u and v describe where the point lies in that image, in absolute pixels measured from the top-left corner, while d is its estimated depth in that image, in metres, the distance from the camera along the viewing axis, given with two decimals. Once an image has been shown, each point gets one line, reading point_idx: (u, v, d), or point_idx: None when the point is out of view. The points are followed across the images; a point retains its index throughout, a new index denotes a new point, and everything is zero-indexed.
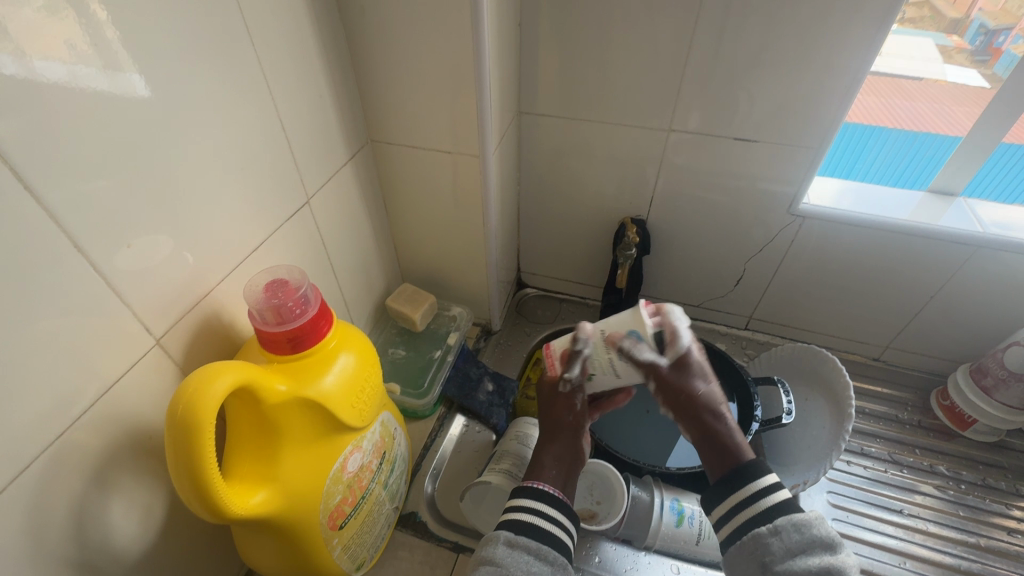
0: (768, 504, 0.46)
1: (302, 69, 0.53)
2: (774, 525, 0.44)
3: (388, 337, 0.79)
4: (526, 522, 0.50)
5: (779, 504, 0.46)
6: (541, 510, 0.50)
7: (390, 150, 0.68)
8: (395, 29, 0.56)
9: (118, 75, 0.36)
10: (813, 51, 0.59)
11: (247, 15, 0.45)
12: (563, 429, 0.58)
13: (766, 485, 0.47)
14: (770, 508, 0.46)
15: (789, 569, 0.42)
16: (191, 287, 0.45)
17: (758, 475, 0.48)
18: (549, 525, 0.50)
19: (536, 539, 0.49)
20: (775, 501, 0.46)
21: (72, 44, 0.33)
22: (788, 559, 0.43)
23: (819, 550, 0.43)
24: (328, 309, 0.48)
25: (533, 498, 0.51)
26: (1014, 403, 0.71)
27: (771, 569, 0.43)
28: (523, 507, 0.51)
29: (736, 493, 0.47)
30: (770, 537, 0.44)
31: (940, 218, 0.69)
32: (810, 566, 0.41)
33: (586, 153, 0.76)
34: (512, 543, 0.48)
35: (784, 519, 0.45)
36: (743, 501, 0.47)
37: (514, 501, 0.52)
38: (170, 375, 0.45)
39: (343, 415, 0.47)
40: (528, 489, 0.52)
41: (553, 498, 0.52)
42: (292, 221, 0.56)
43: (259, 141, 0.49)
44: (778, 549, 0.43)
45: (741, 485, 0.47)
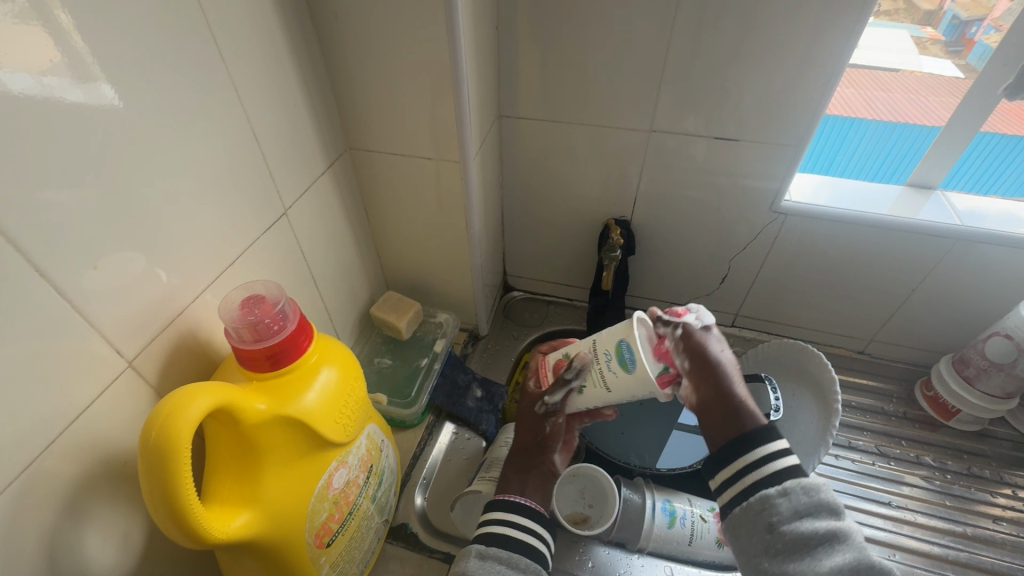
0: (777, 467, 0.44)
1: (274, 78, 0.52)
2: (783, 486, 0.43)
3: (374, 346, 0.78)
4: (499, 534, 0.51)
5: (788, 467, 0.44)
6: (512, 521, 0.51)
7: (369, 158, 0.67)
8: (370, 35, 0.55)
9: (87, 86, 0.35)
10: (790, 49, 0.59)
11: (214, 23, 0.44)
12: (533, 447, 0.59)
13: (776, 448, 0.45)
14: (779, 470, 0.44)
15: (795, 531, 0.41)
16: (165, 306, 0.44)
17: (769, 440, 0.46)
18: (521, 534, 0.51)
19: (508, 549, 0.49)
20: (783, 465, 0.45)
21: (41, 55, 0.32)
22: (794, 521, 0.42)
23: (825, 514, 0.42)
24: (309, 324, 0.47)
25: (504, 509, 0.52)
26: (996, 392, 0.72)
27: (778, 530, 0.42)
28: (495, 520, 0.52)
29: (745, 455, 0.46)
30: (778, 498, 0.43)
31: (918, 212, 0.70)
32: (815, 529, 0.41)
33: (568, 154, 0.76)
34: (484, 555, 0.48)
35: (793, 481, 0.44)
36: (752, 462, 0.45)
37: (487, 514, 0.53)
38: (145, 398, 0.43)
39: (326, 431, 0.46)
40: (499, 501, 0.53)
41: (523, 508, 0.53)
42: (270, 233, 0.55)
43: (231, 152, 0.48)
44: (786, 509, 0.43)
45: (749, 448, 0.46)
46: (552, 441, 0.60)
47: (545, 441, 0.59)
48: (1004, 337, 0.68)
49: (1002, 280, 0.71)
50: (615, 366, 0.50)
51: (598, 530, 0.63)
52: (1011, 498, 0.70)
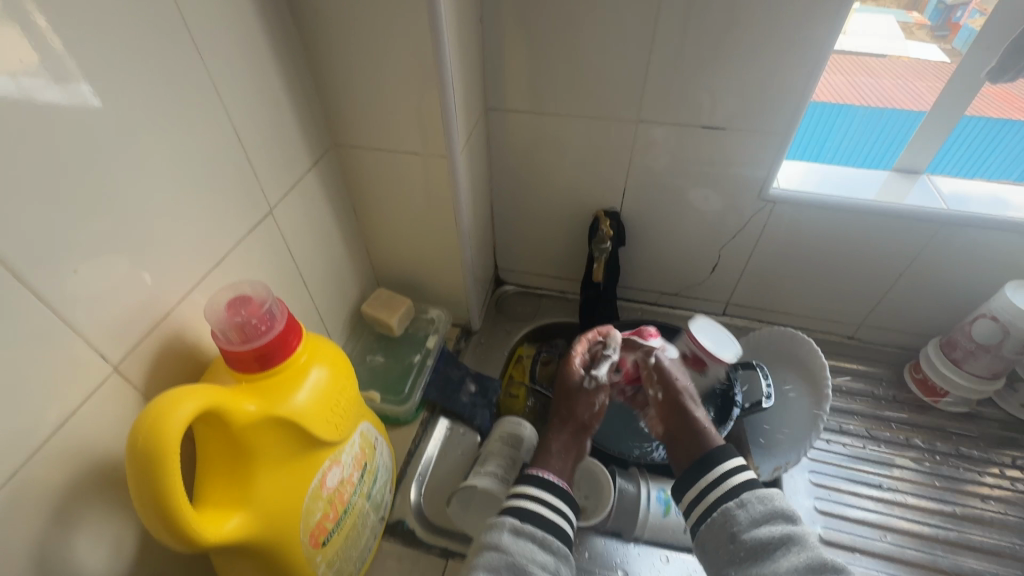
0: (733, 484, 0.53)
1: (255, 75, 0.51)
2: (741, 499, 0.52)
3: (366, 344, 0.78)
4: (533, 512, 0.54)
5: (742, 483, 0.53)
6: (545, 500, 0.55)
7: (355, 154, 0.66)
8: (352, 30, 0.54)
9: (68, 87, 0.35)
10: (776, 36, 0.59)
11: (190, 19, 0.43)
12: (575, 425, 0.64)
13: (730, 467, 0.54)
14: (734, 487, 0.53)
15: (754, 537, 0.49)
16: (149, 308, 0.43)
17: (724, 458, 0.55)
18: (550, 514, 0.55)
19: (542, 529, 0.53)
20: (739, 481, 0.53)
21: (12, 54, 0.31)
22: (753, 528, 0.50)
23: (778, 520, 0.50)
24: (297, 323, 0.46)
25: (538, 486, 0.56)
26: (984, 373, 0.73)
27: (739, 537, 0.50)
28: (530, 496, 0.56)
29: (705, 475, 0.54)
30: (737, 509, 0.51)
31: (905, 197, 0.70)
32: (770, 533, 0.49)
33: (557, 146, 0.75)
34: (518, 531, 0.53)
35: (750, 493, 0.52)
36: (712, 482, 0.54)
37: (520, 487, 0.57)
38: (132, 403, 0.43)
39: (318, 430, 0.45)
40: (535, 478, 0.57)
41: (558, 487, 0.57)
42: (256, 232, 0.54)
43: (213, 150, 0.47)
44: (745, 519, 0.51)
45: (708, 468, 0.55)
46: (590, 424, 0.64)
47: (586, 422, 0.64)
48: (991, 319, 0.69)
49: (988, 262, 0.71)
50: None
51: (593, 521, 0.64)
52: (999, 477, 0.71)
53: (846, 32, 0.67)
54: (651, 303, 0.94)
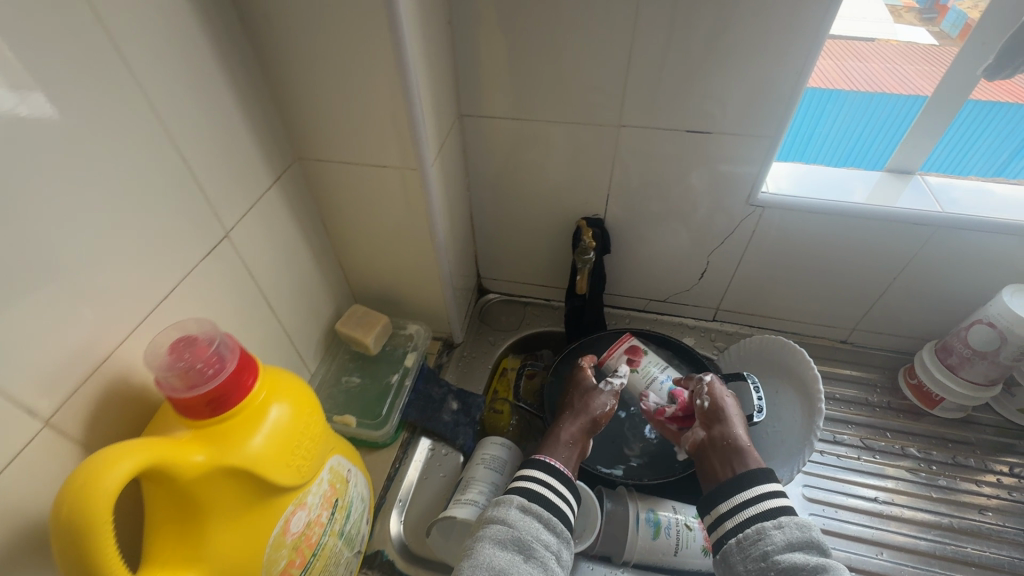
0: (772, 506, 0.52)
1: (203, 90, 0.47)
2: (778, 521, 0.50)
3: (342, 364, 0.75)
4: (539, 493, 0.54)
5: (781, 508, 0.52)
6: (550, 481, 0.55)
7: (321, 167, 0.62)
8: (309, 38, 0.50)
9: (22, 94, 0.33)
10: (763, 36, 0.55)
11: (119, 33, 0.39)
12: (584, 415, 0.64)
13: (769, 489, 0.53)
14: (773, 509, 0.52)
15: (786, 560, 0.47)
16: (86, 353, 0.39)
17: (764, 479, 0.54)
18: (555, 498, 0.54)
19: (547, 511, 0.52)
20: (778, 505, 0.52)
21: None
22: (786, 551, 0.48)
23: (816, 551, 0.48)
24: (252, 360, 0.43)
25: (544, 470, 0.56)
26: (980, 380, 0.71)
27: (770, 558, 0.48)
28: (536, 477, 0.55)
29: (743, 491, 0.54)
30: (773, 530, 0.50)
31: (898, 199, 0.67)
32: (804, 560, 0.47)
33: (536, 153, 0.72)
34: (525, 508, 0.52)
35: (789, 518, 0.50)
36: (749, 501, 0.53)
37: (526, 471, 0.56)
38: (71, 456, 0.39)
39: (277, 476, 0.42)
40: (539, 462, 0.57)
41: (559, 473, 0.56)
42: (210, 258, 0.50)
43: (155, 175, 0.44)
44: (779, 540, 0.49)
45: (747, 485, 0.54)
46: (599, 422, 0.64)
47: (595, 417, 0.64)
48: (988, 325, 0.66)
49: (983, 265, 0.69)
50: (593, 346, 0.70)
51: (583, 544, 0.61)
52: (996, 486, 0.69)
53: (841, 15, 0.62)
54: (639, 310, 0.91)
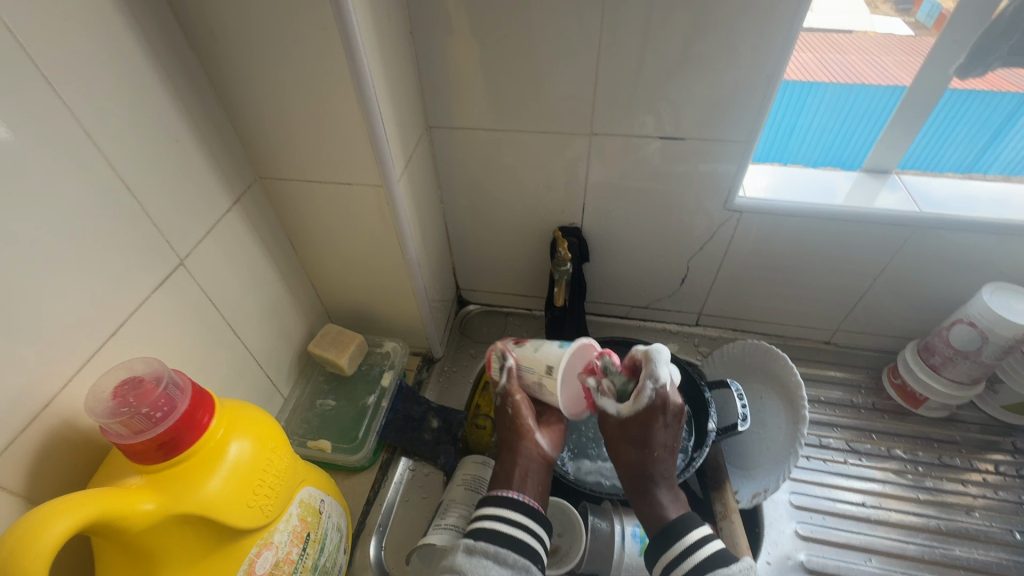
0: (700, 558, 0.51)
1: (148, 117, 0.45)
2: None
3: (316, 386, 0.73)
4: (488, 528, 0.52)
5: (710, 558, 0.51)
6: (501, 516, 0.53)
7: (282, 187, 0.60)
8: (258, 56, 0.48)
9: None
10: (729, 41, 0.54)
11: (45, 59, 0.36)
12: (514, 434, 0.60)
13: (696, 539, 0.52)
14: (701, 562, 0.50)
15: None
16: (24, 400, 0.38)
17: (691, 529, 0.53)
18: (511, 530, 0.52)
19: (497, 544, 0.51)
20: (706, 555, 0.51)
21: None
22: None
23: None
24: (205, 397, 0.41)
25: (497, 505, 0.54)
26: (963, 379, 0.70)
27: None
28: (487, 515, 0.54)
29: (672, 547, 0.52)
30: None
31: (875, 200, 0.67)
32: None
33: (507, 163, 0.70)
34: (471, 550, 0.51)
35: (716, 574, 0.49)
36: (679, 556, 0.52)
37: (481, 509, 0.55)
38: (12, 509, 0.37)
39: (236, 519, 0.40)
40: (493, 498, 0.55)
41: (519, 505, 0.54)
42: (164, 289, 0.48)
43: (96, 206, 0.41)
44: None
45: (675, 539, 0.53)
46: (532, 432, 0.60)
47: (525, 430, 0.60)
48: (969, 325, 0.66)
49: (961, 264, 0.68)
50: (553, 344, 0.60)
51: (569, 565, 0.59)
52: (982, 485, 0.69)
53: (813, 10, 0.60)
54: (622, 317, 0.89)
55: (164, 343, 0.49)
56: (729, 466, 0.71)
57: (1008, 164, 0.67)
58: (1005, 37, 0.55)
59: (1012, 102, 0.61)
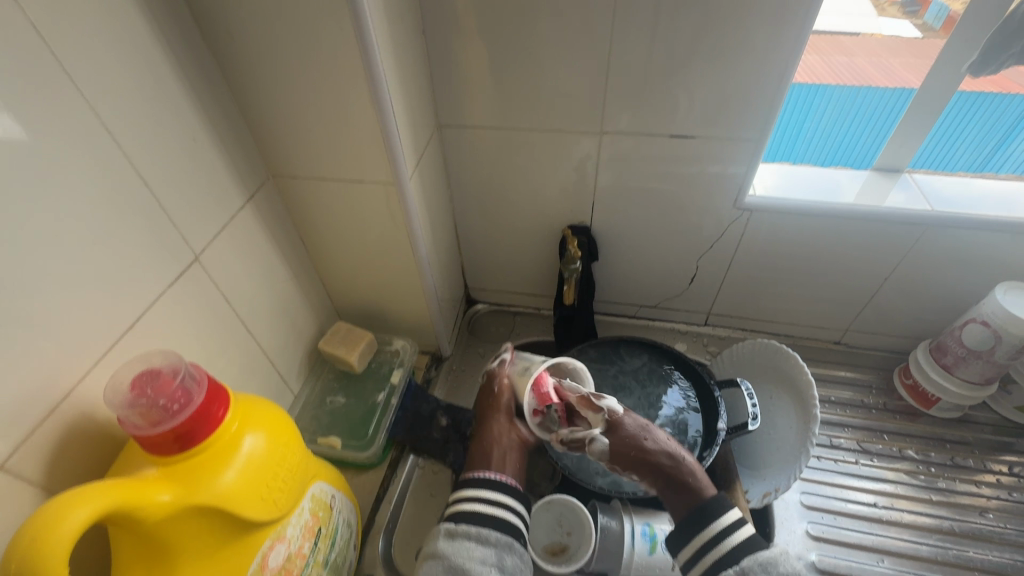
0: (732, 545, 0.50)
1: (166, 114, 0.45)
2: (741, 566, 0.48)
3: (326, 383, 0.73)
4: (467, 511, 0.52)
5: (743, 543, 0.50)
6: (480, 496, 0.52)
7: (294, 185, 0.61)
8: (273, 54, 0.49)
9: None
10: (741, 38, 0.54)
11: (68, 57, 0.37)
12: (485, 412, 0.62)
13: (728, 524, 0.51)
14: (733, 548, 0.50)
15: None
16: (43, 392, 0.38)
17: (722, 512, 0.52)
18: (491, 509, 0.52)
19: (476, 525, 0.51)
20: (739, 541, 0.50)
21: None
22: None
23: None
24: (221, 391, 0.41)
25: (477, 486, 0.53)
26: (975, 378, 0.69)
27: None
28: (465, 497, 0.53)
29: (700, 535, 0.51)
30: None
31: (887, 198, 0.66)
32: None
33: (516, 163, 0.71)
34: (452, 534, 0.51)
35: (751, 560, 0.49)
36: (710, 541, 0.51)
37: (459, 492, 0.54)
38: (31, 500, 0.38)
39: (251, 511, 0.41)
40: (471, 479, 0.54)
41: (500, 484, 0.54)
42: (179, 284, 0.49)
43: (114, 200, 0.42)
44: None
45: (704, 526, 0.52)
46: (500, 406, 0.61)
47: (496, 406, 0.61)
48: (981, 324, 0.66)
49: (975, 263, 0.68)
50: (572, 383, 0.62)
51: (579, 561, 0.58)
52: (995, 486, 0.68)
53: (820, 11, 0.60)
54: (630, 316, 0.90)
55: (179, 337, 0.50)
56: (740, 466, 0.70)
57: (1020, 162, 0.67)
58: (1014, 39, 0.54)
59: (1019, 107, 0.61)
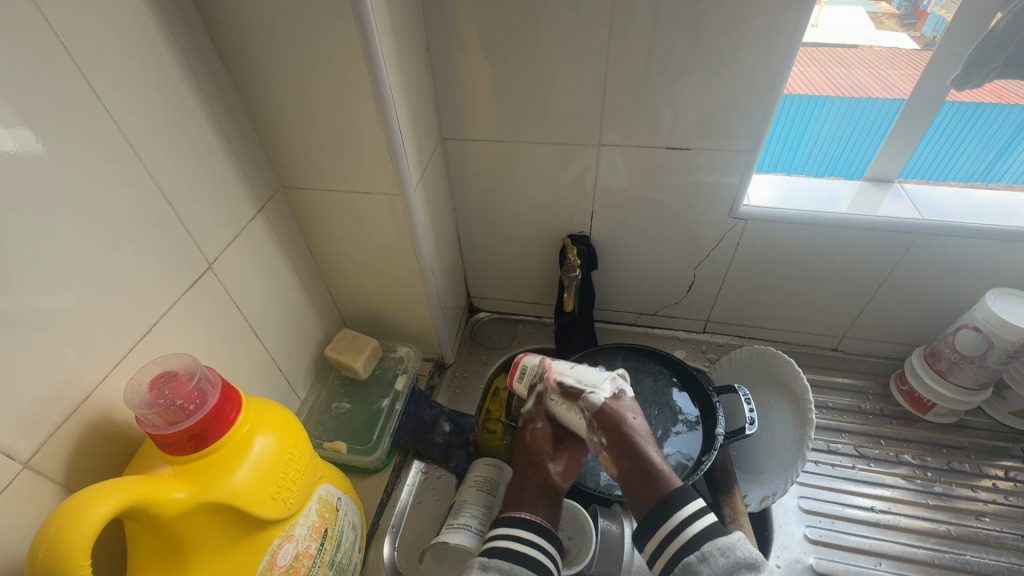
0: (694, 531, 0.50)
1: (184, 129, 0.48)
2: (702, 551, 0.48)
3: (332, 390, 0.75)
4: (498, 547, 0.53)
5: (704, 531, 0.50)
6: (513, 535, 0.53)
7: (303, 196, 0.63)
8: (284, 72, 0.51)
9: (12, 130, 0.35)
10: (730, 55, 0.57)
11: (95, 77, 0.40)
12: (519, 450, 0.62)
13: (689, 513, 0.51)
14: (694, 537, 0.50)
15: None
16: (66, 393, 0.40)
17: (684, 502, 0.52)
18: (521, 546, 0.52)
19: (505, 560, 0.51)
20: (700, 529, 0.50)
21: None
22: None
23: (743, 571, 0.47)
24: (233, 393, 0.43)
25: (510, 525, 0.54)
26: (970, 384, 0.71)
27: None
28: (499, 535, 0.54)
29: (665, 524, 0.51)
30: (699, 564, 0.48)
31: (878, 208, 0.68)
32: None
33: (518, 174, 0.73)
34: (486, 567, 0.51)
35: (710, 544, 0.49)
36: (672, 533, 0.51)
37: (493, 531, 0.55)
38: (53, 498, 0.40)
39: (261, 509, 0.42)
40: (505, 518, 0.55)
41: (530, 523, 0.54)
42: (193, 291, 0.51)
43: (135, 211, 0.44)
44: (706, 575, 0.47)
45: (670, 513, 0.52)
46: (538, 452, 0.61)
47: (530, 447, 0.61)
48: (974, 330, 0.67)
49: (967, 270, 0.69)
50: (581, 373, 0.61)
51: (578, 567, 0.60)
52: (992, 491, 0.69)
53: (817, 23, 0.62)
54: (629, 324, 0.91)
55: (193, 342, 0.51)
56: (739, 472, 0.71)
57: (1016, 173, 0.68)
58: (1000, 50, 0.57)
59: (1019, 118, 0.62)
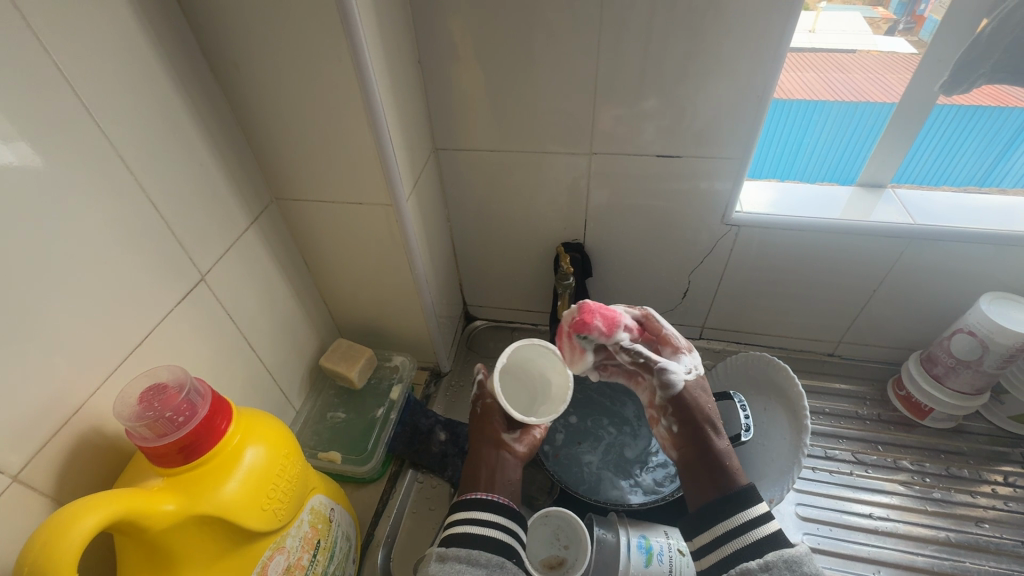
0: (757, 535, 0.52)
1: (176, 142, 0.48)
2: (765, 560, 0.50)
3: (327, 399, 0.75)
4: (459, 534, 0.53)
5: (767, 538, 0.52)
6: (471, 518, 0.54)
7: (297, 207, 0.63)
8: (276, 85, 0.52)
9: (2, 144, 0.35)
10: (718, 63, 0.57)
11: (85, 92, 0.40)
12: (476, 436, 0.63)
13: (755, 515, 0.54)
14: (759, 540, 0.52)
15: None
16: (55, 406, 0.40)
17: (749, 504, 0.54)
18: (485, 530, 0.53)
19: (467, 546, 0.52)
20: (764, 534, 0.52)
21: None
22: None
23: None
24: (224, 404, 0.43)
25: (466, 508, 0.55)
26: (967, 389, 0.70)
27: None
28: (457, 520, 0.55)
29: (728, 521, 0.54)
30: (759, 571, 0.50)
31: (870, 213, 0.68)
32: None
33: (510, 183, 0.73)
34: (444, 557, 0.51)
35: (776, 556, 0.50)
36: (733, 531, 0.54)
37: (451, 516, 0.56)
38: (42, 511, 0.40)
39: (250, 521, 0.42)
40: (462, 502, 0.56)
41: (490, 504, 0.55)
42: (185, 302, 0.51)
43: (125, 223, 0.45)
44: None
45: (731, 512, 0.55)
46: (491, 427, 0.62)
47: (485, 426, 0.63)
48: (969, 334, 0.67)
49: (961, 275, 0.69)
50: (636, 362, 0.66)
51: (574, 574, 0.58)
52: (991, 496, 0.69)
53: (812, 28, 0.63)
54: None
55: (186, 353, 0.52)
56: None
57: (1021, 176, 0.68)
58: (986, 56, 0.57)
59: (1018, 119, 0.62)
